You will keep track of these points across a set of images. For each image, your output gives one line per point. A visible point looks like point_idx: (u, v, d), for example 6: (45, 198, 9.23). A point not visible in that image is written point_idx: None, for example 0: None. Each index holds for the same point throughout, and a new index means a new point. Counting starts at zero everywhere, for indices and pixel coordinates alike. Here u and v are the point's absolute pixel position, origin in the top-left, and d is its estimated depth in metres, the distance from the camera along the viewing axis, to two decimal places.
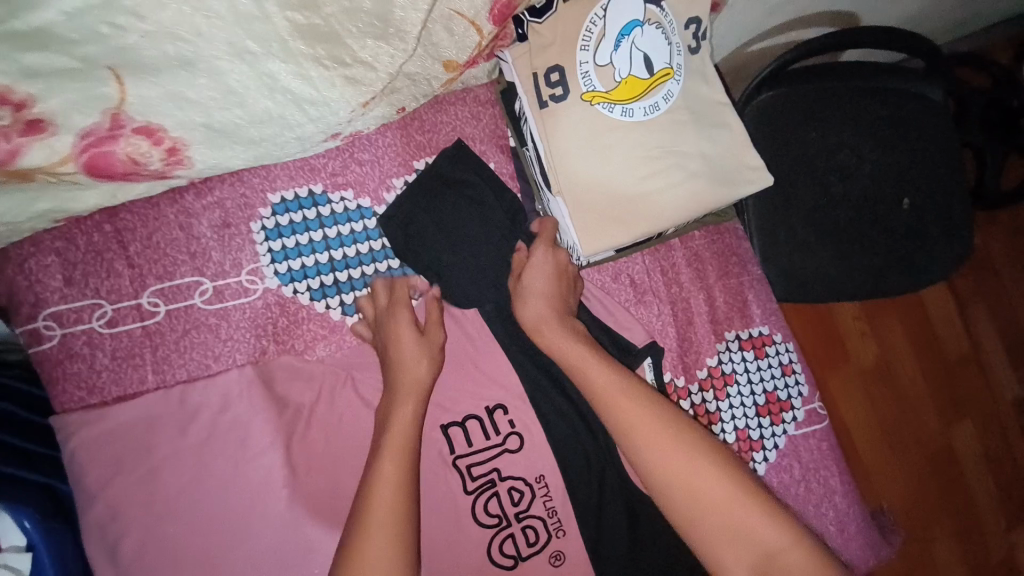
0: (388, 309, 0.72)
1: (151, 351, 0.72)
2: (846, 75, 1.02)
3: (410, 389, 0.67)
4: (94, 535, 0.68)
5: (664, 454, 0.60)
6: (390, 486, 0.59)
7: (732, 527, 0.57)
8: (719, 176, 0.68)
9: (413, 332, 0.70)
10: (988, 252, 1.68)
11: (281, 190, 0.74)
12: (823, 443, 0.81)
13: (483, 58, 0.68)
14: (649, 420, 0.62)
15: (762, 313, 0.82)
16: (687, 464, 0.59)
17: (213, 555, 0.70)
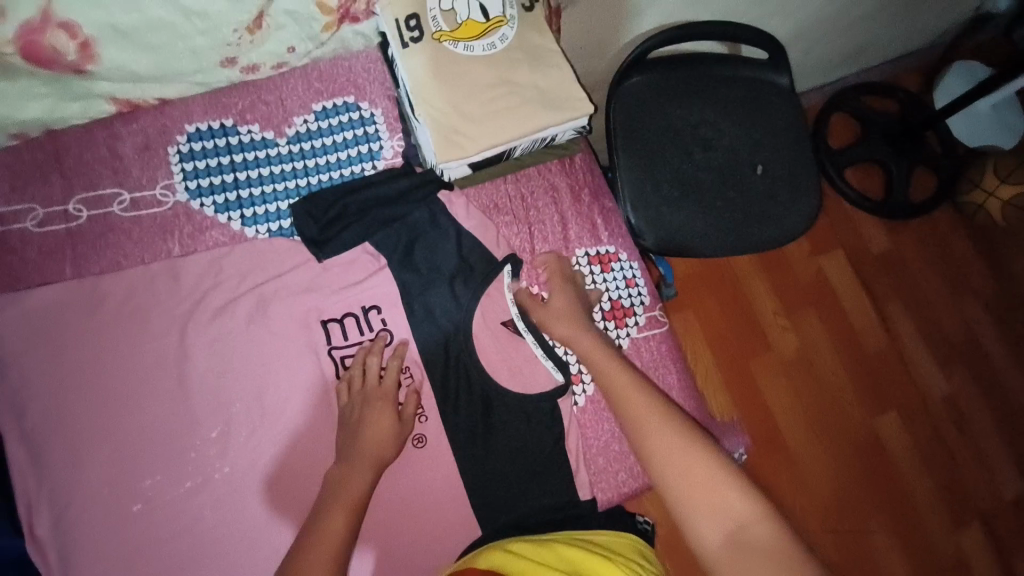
0: (365, 391, 0.81)
1: (72, 249, 0.84)
2: (706, 65, 1.22)
3: (366, 460, 0.76)
4: (4, 401, 0.79)
5: (654, 438, 0.69)
6: (337, 530, 0.69)
7: (690, 483, 0.65)
8: (550, 104, 0.84)
9: (389, 418, 0.80)
10: (906, 250, 1.75)
11: (197, 122, 0.89)
12: (660, 343, 0.93)
13: (362, 14, 0.85)
14: (642, 407, 0.73)
15: (611, 235, 0.95)
16: (677, 447, 0.67)
17: (106, 423, 0.79)
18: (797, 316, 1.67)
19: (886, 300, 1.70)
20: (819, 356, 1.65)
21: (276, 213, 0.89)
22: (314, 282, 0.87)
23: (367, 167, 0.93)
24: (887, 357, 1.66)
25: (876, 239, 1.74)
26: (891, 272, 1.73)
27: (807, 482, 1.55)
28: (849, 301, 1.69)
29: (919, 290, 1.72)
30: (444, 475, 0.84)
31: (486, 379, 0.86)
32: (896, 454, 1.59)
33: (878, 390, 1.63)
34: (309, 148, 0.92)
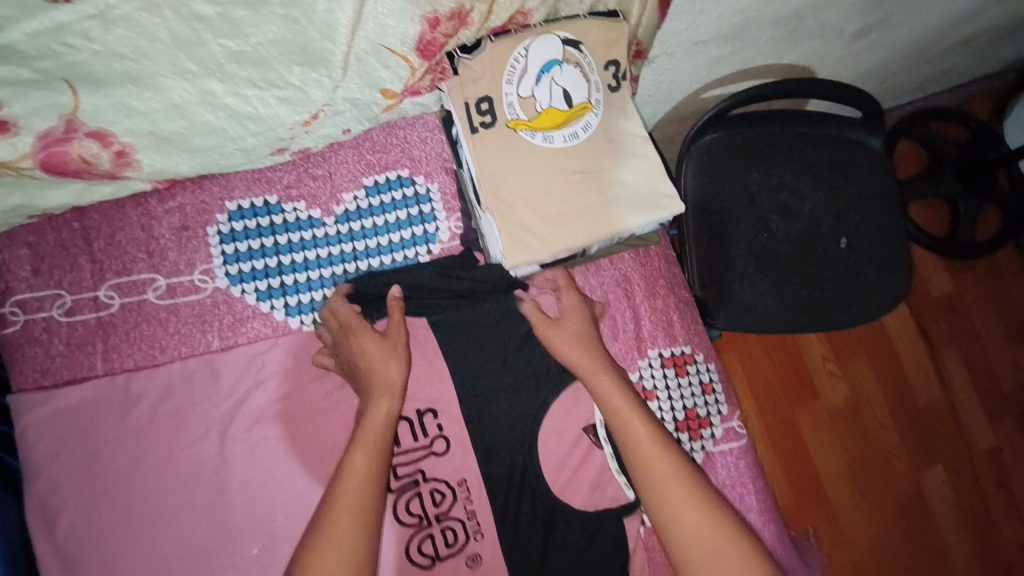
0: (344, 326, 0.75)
1: (103, 341, 0.77)
2: (790, 124, 1.11)
3: (382, 391, 0.71)
4: (36, 509, 0.74)
5: (668, 498, 0.67)
6: (356, 484, 0.64)
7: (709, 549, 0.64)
8: (635, 201, 0.74)
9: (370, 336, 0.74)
10: (967, 297, 1.69)
11: (239, 198, 0.81)
12: (740, 460, 0.85)
13: (425, 88, 0.75)
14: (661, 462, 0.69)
15: (686, 333, 0.86)
16: (691, 509, 0.66)
17: (142, 536, 0.74)
18: (851, 368, 1.60)
19: (942, 351, 1.64)
20: (873, 409, 1.58)
21: (324, 302, 0.82)
22: None
23: (421, 250, 0.85)
24: (939, 411, 1.61)
25: (937, 283, 1.68)
26: (947, 320, 1.67)
27: (852, 539, 1.50)
28: (904, 349, 1.63)
29: (975, 341, 1.67)
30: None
31: (551, 496, 0.81)
32: (941, 510, 1.55)
33: (927, 443, 1.58)
34: (359, 228, 0.84)
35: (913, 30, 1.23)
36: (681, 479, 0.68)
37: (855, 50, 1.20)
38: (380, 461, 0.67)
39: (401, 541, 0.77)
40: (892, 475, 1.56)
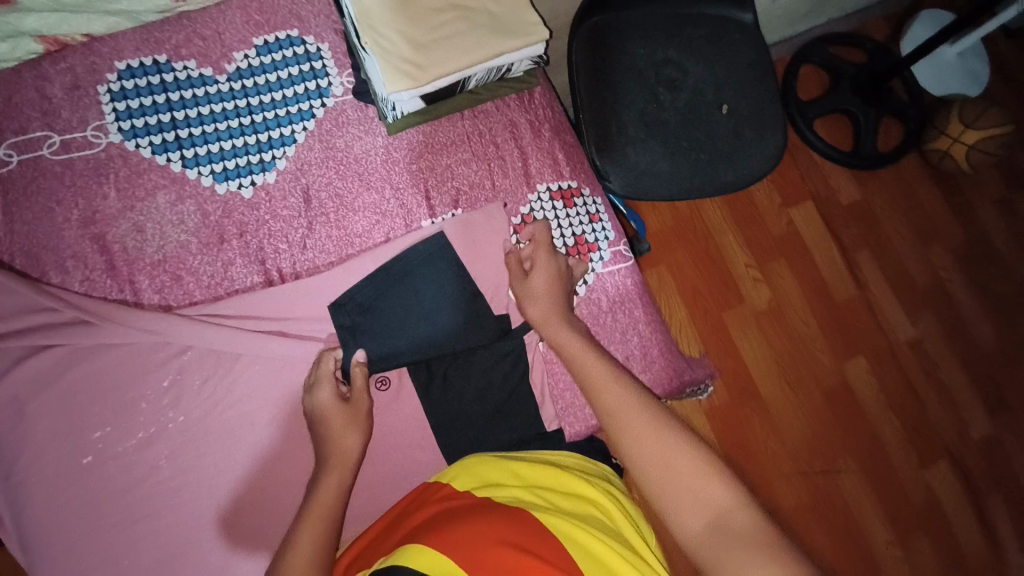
0: (318, 388, 0.77)
1: (1, 195, 0.78)
2: (667, 3, 1.19)
3: (337, 466, 0.71)
4: None
5: (623, 423, 0.62)
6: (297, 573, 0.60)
7: (626, 421, 0.61)
8: (500, 27, 0.80)
9: (340, 409, 0.76)
10: (878, 203, 1.68)
11: (127, 58, 0.84)
12: (627, 279, 0.90)
13: None
14: (618, 396, 0.64)
15: (573, 169, 0.93)
16: (642, 432, 0.60)
17: (49, 378, 0.76)
18: (769, 268, 1.60)
19: (854, 250, 1.64)
20: (792, 309, 1.59)
21: (218, 153, 0.84)
22: (262, 228, 0.84)
23: (316, 104, 0.88)
24: (857, 307, 1.61)
25: (846, 190, 1.67)
26: (859, 221, 1.66)
27: (779, 428, 1.51)
28: (818, 248, 1.63)
29: (888, 239, 1.66)
30: (410, 420, 0.83)
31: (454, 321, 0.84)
32: (867, 403, 1.55)
33: (850, 338, 1.59)
34: (252, 85, 0.87)
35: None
36: (634, 407, 0.63)
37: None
38: (336, 508, 0.68)
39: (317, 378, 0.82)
40: (817, 370, 1.56)
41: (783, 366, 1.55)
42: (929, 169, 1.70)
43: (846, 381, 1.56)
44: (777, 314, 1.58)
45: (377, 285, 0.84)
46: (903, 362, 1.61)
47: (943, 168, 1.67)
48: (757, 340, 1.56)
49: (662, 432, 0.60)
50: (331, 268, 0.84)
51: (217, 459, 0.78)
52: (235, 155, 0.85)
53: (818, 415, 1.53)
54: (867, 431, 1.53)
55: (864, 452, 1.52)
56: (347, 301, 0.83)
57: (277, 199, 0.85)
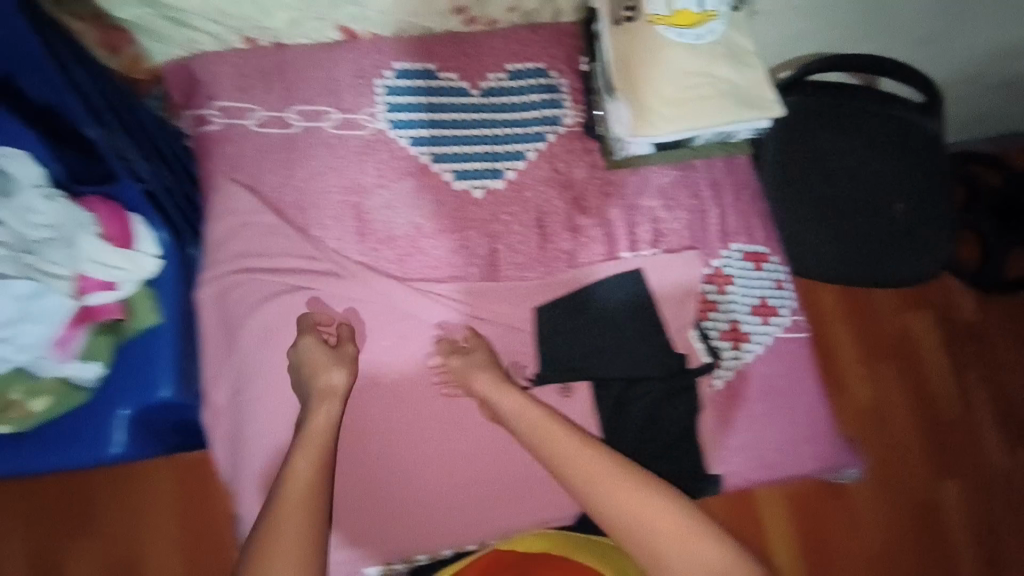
0: (308, 346, 0.81)
1: (284, 153, 0.91)
2: (861, 97, 1.21)
3: (314, 433, 0.76)
4: (217, 289, 0.86)
5: (612, 499, 0.74)
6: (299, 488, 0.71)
7: (637, 507, 0.73)
8: (743, 100, 0.88)
9: (325, 353, 0.81)
10: (1008, 331, 1.62)
11: (403, 60, 0.95)
12: (799, 348, 0.95)
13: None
14: (621, 484, 0.74)
15: (766, 237, 0.98)
16: (641, 509, 0.72)
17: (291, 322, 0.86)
18: (879, 368, 1.57)
19: (966, 370, 1.59)
20: (892, 416, 1.54)
21: (461, 154, 0.95)
22: (488, 228, 0.94)
23: (548, 129, 0.98)
24: (960, 429, 1.55)
25: (968, 307, 1.63)
26: (975, 341, 1.61)
27: (858, 533, 1.46)
28: (932, 361, 1.59)
29: (1007, 370, 1.60)
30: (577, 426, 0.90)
31: (637, 346, 0.91)
32: (956, 531, 1.48)
33: (948, 460, 1.53)
34: (498, 102, 0.97)
35: (988, 48, 1.29)
36: (609, 477, 0.75)
37: (934, 54, 1.29)
38: (320, 472, 0.73)
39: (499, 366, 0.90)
40: (908, 484, 1.50)
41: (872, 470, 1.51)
42: None
43: (938, 504, 1.49)
44: (877, 416, 1.54)
45: (579, 302, 0.92)
46: (1001, 501, 1.52)
47: None
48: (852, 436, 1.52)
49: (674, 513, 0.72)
50: (537, 276, 0.93)
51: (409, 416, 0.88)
52: (474, 160, 0.95)
53: (903, 531, 1.46)
54: (950, 559, 1.46)
55: None
56: (559, 304, 0.92)
57: (502, 204, 0.94)
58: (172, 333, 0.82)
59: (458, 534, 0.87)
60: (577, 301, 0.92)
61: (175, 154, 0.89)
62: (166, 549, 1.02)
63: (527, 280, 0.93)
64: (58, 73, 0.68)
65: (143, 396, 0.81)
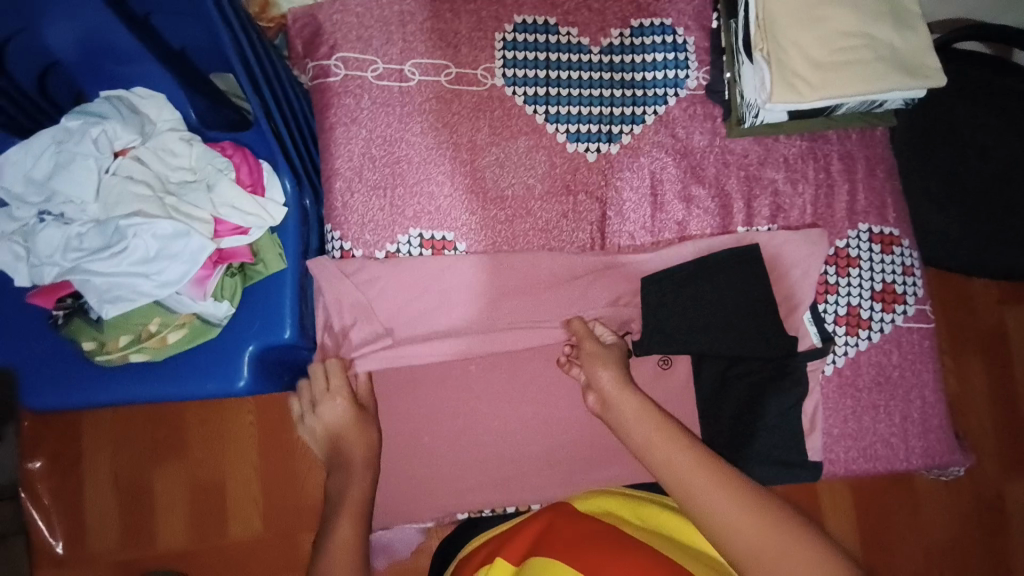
0: (314, 401, 0.84)
1: (401, 106, 0.89)
2: (1010, 65, 1.08)
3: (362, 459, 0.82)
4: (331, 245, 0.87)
5: (677, 473, 0.71)
6: (355, 489, 0.79)
7: (703, 489, 0.69)
8: (902, 67, 0.80)
9: (353, 419, 0.83)
10: None
11: (525, 14, 0.93)
12: (923, 340, 0.89)
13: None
14: (687, 463, 0.71)
15: (897, 218, 0.91)
16: (708, 486, 0.69)
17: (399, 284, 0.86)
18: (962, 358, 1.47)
19: None
20: (972, 409, 1.45)
21: (577, 116, 0.92)
22: (599, 194, 0.91)
23: (671, 91, 0.93)
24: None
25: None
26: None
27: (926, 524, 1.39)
28: (1022, 352, 1.46)
29: None
30: (672, 396, 0.91)
31: (753, 331, 0.86)
32: None
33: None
34: (619, 61, 0.93)
35: None
36: (681, 456, 0.72)
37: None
38: (355, 522, 0.77)
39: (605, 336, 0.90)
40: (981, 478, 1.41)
41: None
42: None
43: (1005, 497, 1.42)
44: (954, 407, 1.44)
45: (690, 277, 0.87)
46: None
47: None
48: None
49: (736, 491, 0.68)
50: (646, 247, 0.90)
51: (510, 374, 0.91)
52: (590, 122, 0.92)
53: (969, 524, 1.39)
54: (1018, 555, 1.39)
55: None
56: (667, 276, 0.87)
57: (616, 169, 0.91)
58: (292, 282, 0.82)
59: (537, 490, 0.91)
60: (689, 274, 0.87)
61: (298, 105, 0.90)
62: (244, 480, 1.12)
63: (636, 249, 0.91)
64: (214, 10, 0.72)
65: (268, 335, 0.81)
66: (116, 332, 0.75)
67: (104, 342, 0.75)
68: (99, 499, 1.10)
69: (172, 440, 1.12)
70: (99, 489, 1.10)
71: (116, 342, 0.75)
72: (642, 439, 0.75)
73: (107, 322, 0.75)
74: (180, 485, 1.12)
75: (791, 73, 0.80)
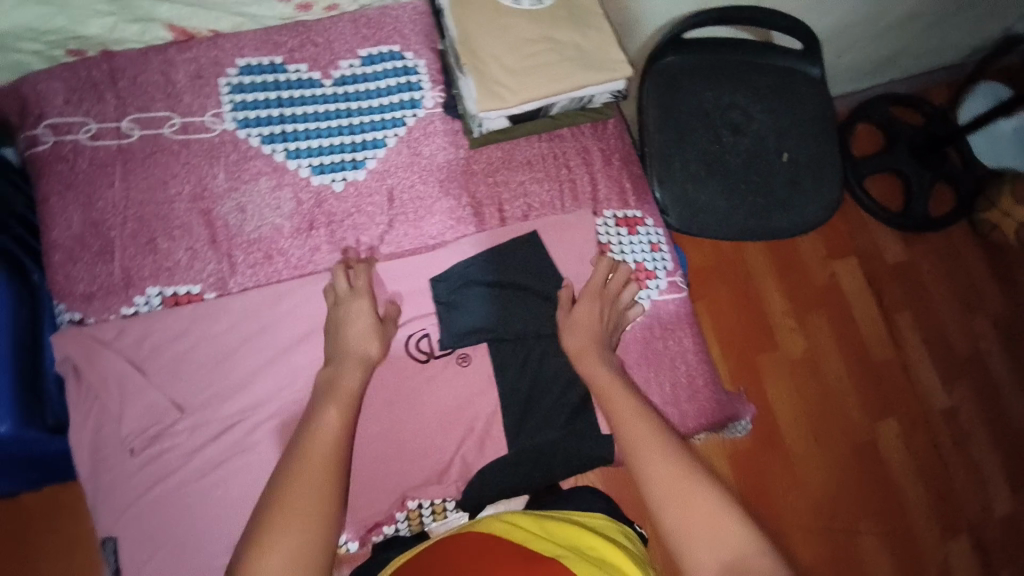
0: (340, 300, 0.85)
1: (122, 164, 0.86)
2: (736, 48, 1.23)
3: (341, 399, 0.74)
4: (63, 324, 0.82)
5: (631, 429, 0.72)
6: (324, 443, 0.69)
7: (649, 449, 0.70)
8: (589, 63, 0.85)
9: (366, 316, 0.84)
10: (937, 270, 1.63)
11: (247, 56, 0.92)
12: (680, 307, 0.94)
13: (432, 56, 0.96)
14: (641, 428, 0.72)
15: (639, 199, 0.98)
16: (661, 448, 0.69)
17: (156, 345, 0.83)
18: (808, 319, 1.56)
19: (897, 311, 1.59)
20: (829, 363, 1.53)
21: (317, 150, 0.92)
22: (356, 223, 0.92)
23: (408, 113, 0.96)
24: (892, 369, 1.55)
25: (892, 248, 1.63)
26: (903, 283, 1.61)
27: (799, 479, 1.44)
28: (859, 304, 1.59)
29: (932, 305, 1.61)
30: (467, 393, 0.89)
31: (526, 320, 0.91)
32: (897, 466, 1.48)
33: (884, 397, 1.52)
34: (353, 91, 0.95)
35: None
36: (651, 430, 0.72)
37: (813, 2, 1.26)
38: (333, 479, 0.66)
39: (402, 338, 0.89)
40: (848, 425, 1.50)
41: (810, 415, 1.49)
42: (983, 241, 1.66)
43: (876, 440, 1.49)
44: (811, 364, 1.52)
45: (483, 267, 0.92)
46: (936, 429, 1.54)
47: (998, 241, 1.64)
48: (790, 388, 1.51)
49: (664, 441, 0.71)
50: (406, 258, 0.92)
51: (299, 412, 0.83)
52: (331, 153, 0.93)
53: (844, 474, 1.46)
54: (895, 495, 1.46)
55: (889, 516, 1.45)
56: (449, 274, 0.91)
57: (365, 195, 0.92)
58: (7, 369, 0.77)
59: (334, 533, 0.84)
60: (481, 266, 0.92)
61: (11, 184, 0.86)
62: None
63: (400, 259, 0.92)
64: None
65: None
66: None
67: None
68: None
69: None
70: None
71: None
72: (620, 414, 0.75)
73: None
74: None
75: (491, 82, 0.84)
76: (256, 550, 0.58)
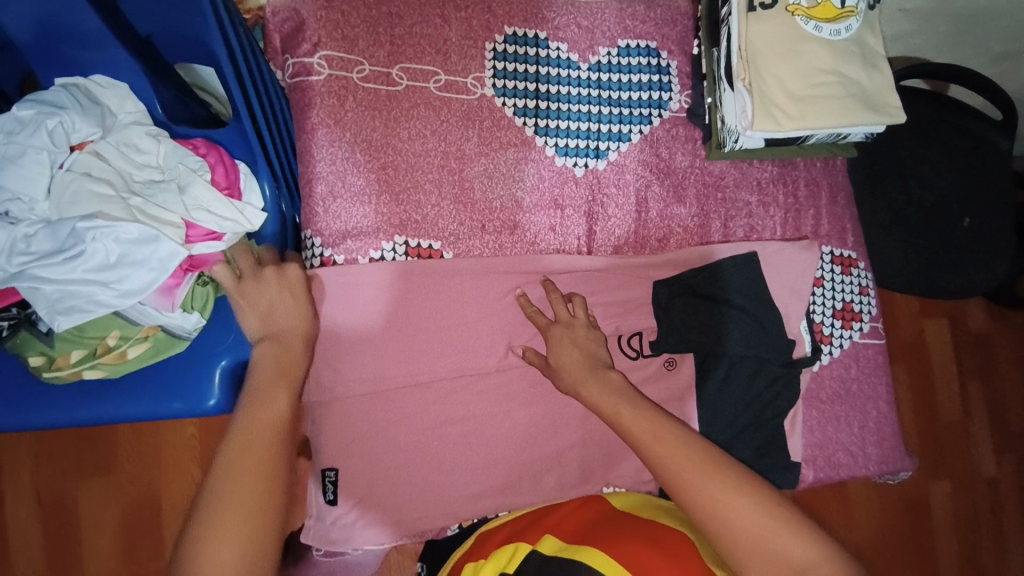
0: (563, 323, 0.83)
1: (386, 111, 0.87)
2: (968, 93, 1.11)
3: (281, 387, 0.65)
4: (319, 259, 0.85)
5: (667, 459, 0.69)
6: (264, 414, 0.63)
7: (696, 487, 0.66)
8: (867, 103, 0.86)
9: (564, 317, 0.84)
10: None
11: (515, 26, 0.92)
12: (877, 354, 0.97)
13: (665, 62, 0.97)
14: (682, 458, 0.69)
15: (855, 242, 0.99)
16: (695, 476, 0.67)
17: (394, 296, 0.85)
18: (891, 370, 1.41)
19: (972, 379, 1.44)
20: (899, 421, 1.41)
21: (565, 131, 0.92)
22: (591, 211, 0.93)
23: (655, 112, 0.95)
24: (957, 432, 1.42)
25: (979, 317, 1.45)
26: (978, 353, 1.45)
27: (851, 519, 1.35)
28: (939, 361, 1.43)
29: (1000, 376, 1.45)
30: (671, 397, 0.91)
31: (740, 342, 0.91)
32: (939, 530, 1.39)
33: (940, 456, 1.41)
34: (607, 78, 0.94)
35: None
36: (691, 456, 0.69)
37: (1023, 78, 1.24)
38: (272, 464, 0.60)
39: (615, 335, 0.91)
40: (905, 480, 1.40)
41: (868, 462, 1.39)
42: None
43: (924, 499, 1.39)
44: None
45: (693, 281, 0.92)
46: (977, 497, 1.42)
47: None
48: None
49: (706, 459, 0.69)
50: (627, 253, 0.93)
51: (521, 380, 0.88)
52: (577, 137, 0.92)
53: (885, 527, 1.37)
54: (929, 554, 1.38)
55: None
56: (676, 281, 0.92)
57: (603, 185, 0.93)
58: None
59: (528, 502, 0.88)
60: (685, 281, 0.92)
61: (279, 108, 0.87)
62: (183, 497, 1.08)
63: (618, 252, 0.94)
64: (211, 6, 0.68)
65: (243, 349, 0.75)
66: (67, 347, 0.68)
67: (53, 357, 0.68)
68: (19, 523, 1.04)
69: (100, 458, 1.07)
70: (23, 519, 1.04)
71: (66, 358, 0.68)
72: (644, 438, 0.72)
73: (60, 334, 0.68)
74: (112, 508, 1.06)
75: (770, 99, 0.84)
76: (206, 518, 0.55)
